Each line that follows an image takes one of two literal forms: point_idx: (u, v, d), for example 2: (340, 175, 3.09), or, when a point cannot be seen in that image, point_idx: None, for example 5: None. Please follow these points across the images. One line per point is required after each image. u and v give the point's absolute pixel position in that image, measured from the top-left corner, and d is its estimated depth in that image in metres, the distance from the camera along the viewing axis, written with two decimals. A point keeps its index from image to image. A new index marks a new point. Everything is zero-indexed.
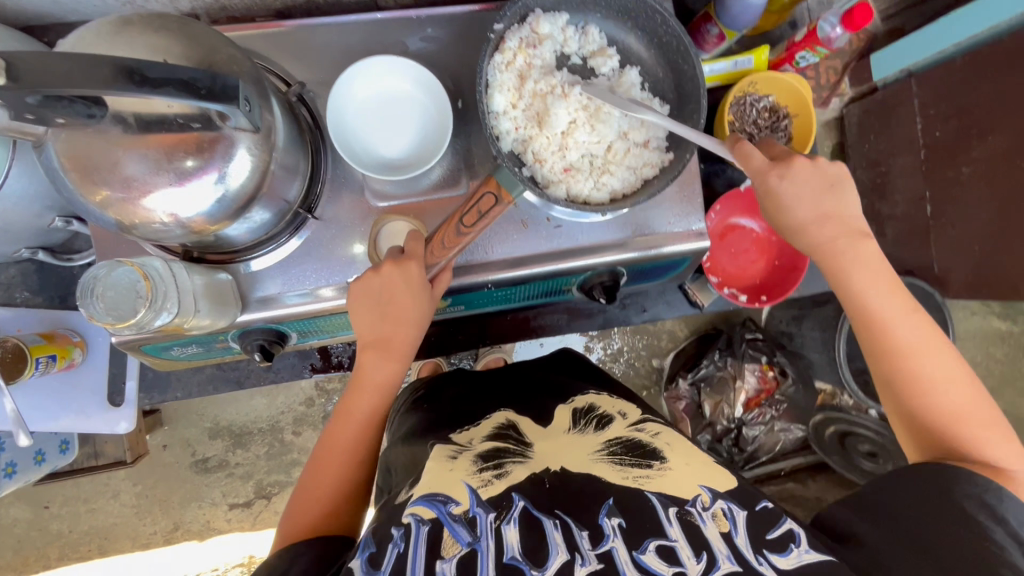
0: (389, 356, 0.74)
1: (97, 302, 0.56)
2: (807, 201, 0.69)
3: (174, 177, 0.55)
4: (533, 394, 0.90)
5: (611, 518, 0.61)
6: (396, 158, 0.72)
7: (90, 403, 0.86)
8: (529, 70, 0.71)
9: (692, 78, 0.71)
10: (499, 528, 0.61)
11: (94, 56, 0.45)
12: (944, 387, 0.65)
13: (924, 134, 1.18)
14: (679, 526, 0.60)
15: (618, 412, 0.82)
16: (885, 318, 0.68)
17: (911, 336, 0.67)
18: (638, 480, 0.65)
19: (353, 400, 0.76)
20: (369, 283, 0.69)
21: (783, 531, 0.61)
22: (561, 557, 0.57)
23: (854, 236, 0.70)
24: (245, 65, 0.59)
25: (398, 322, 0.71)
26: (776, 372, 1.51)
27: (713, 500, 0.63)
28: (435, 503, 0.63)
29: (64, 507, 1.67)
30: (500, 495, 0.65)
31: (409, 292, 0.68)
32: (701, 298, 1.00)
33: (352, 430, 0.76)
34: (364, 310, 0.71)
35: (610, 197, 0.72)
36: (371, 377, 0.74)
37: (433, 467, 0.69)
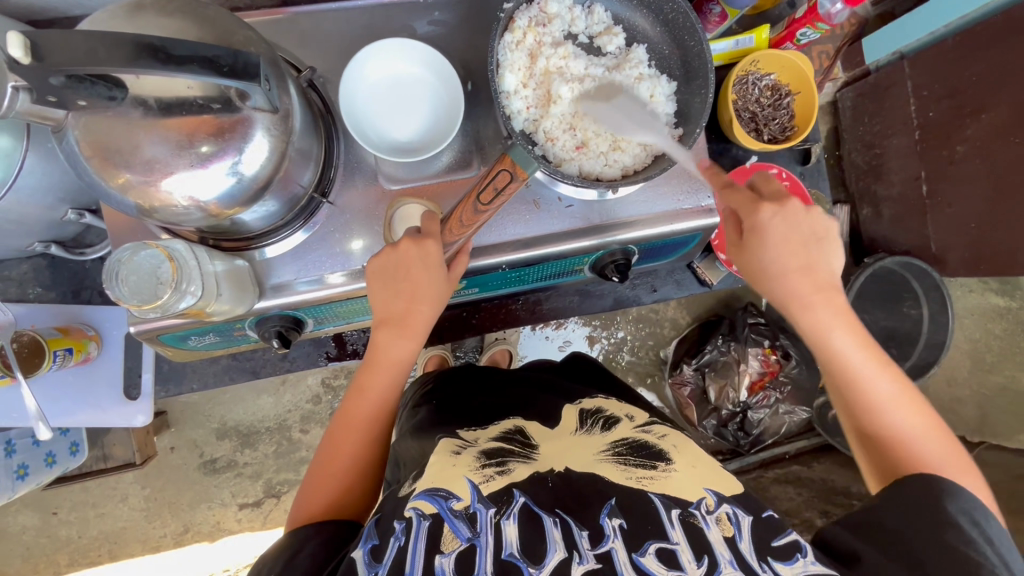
0: (405, 333, 0.73)
1: (122, 285, 0.57)
2: (787, 250, 0.69)
3: (196, 159, 0.55)
4: (537, 393, 0.91)
5: (612, 519, 0.62)
6: (407, 141, 0.73)
7: (106, 397, 0.86)
8: (540, 48, 0.72)
9: (698, 54, 0.71)
10: (499, 523, 0.62)
11: (116, 35, 0.45)
12: (922, 444, 0.66)
13: (917, 115, 1.19)
14: (681, 529, 0.61)
15: (625, 414, 0.84)
16: (861, 375, 0.68)
17: (886, 392, 0.68)
18: (641, 480, 0.67)
19: (369, 376, 0.76)
20: (387, 259, 0.69)
21: (788, 539, 0.61)
22: (559, 555, 0.58)
23: (830, 288, 0.70)
24: (261, 46, 0.59)
25: (413, 300, 0.71)
26: (778, 355, 1.53)
27: (718, 504, 0.65)
28: (437, 498, 0.64)
29: (72, 513, 1.66)
30: (501, 489, 0.66)
31: (426, 269, 0.69)
32: (709, 277, 0.99)
33: (368, 403, 0.76)
34: (379, 286, 0.71)
35: (621, 173, 0.72)
36: (388, 354, 0.75)
37: (435, 463, 0.70)
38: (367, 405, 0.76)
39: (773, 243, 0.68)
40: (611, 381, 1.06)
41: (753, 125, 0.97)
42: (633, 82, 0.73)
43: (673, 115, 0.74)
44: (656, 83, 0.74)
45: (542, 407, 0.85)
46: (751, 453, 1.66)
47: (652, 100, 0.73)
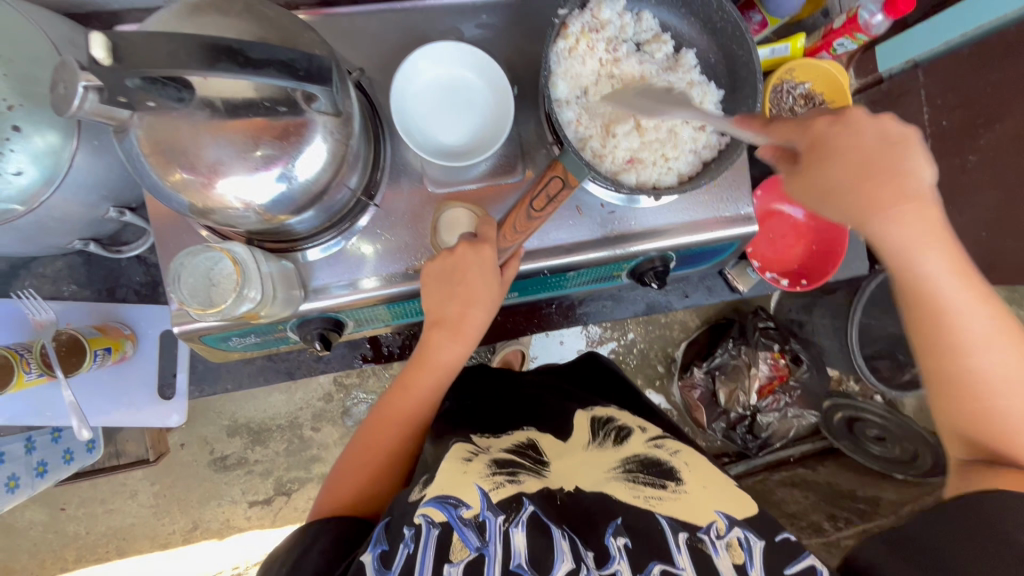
0: (456, 336, 0.74)
1: (183, 287, 0.56)
2: (853, 161, 0.53)
3: (259, 163, 0.55)
4: (550, 399, 0.89)
5: (617, 539, 0.63)
6: (455, 146, 0.72)
7: (140, 396, 0.86)
8: (593, 53, 0.72)
9: (746, 64, 0.71)
10: (507, 530, 0.62)
11: (194, 37, 0.44)
12: (1006, 393, 0.57)
13: (929, 124, 1.18)
14: (688, 555, 0.61)
15: (636, 424, 0.83)
16: (949, 305, 0.57)
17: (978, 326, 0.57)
18: (648, 500, 0.67)
19: (413, 376, 0.76)
20: (444, 262, 0.70)
21: (801, 566, 0.61)
22: (566, 565, 0.60)
23: (908, 206, 0.54)
24: (325, 49, 0.59)
25: (466, 302, 0.71)
26: (788, 359, 1.53)
27: (729, 528, 0.64)
28: (446, 506, 0.63)
29: (80, 508, 1.64)
30: (509, 496, 0.66)
31: (482, 275, 0.70)
32: (739, 284, 0.99)
33: (410, 401, 0.76)
34: (434, 289, 0.71)
35: (678, 180, 0.72)
36: (436, 356, 0.75)
37: (446, 469, 0.68)
38: (409, 403, 0.76)
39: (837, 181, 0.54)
40: (627, 389, 1.04)
41: None
42: (685, 87, 0.74)
43: (720, 123, 0.74)
44: (706, 90, 0.74)
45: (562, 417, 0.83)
46: (757, 456, 1.66)
47: (702, 108, 0.73)
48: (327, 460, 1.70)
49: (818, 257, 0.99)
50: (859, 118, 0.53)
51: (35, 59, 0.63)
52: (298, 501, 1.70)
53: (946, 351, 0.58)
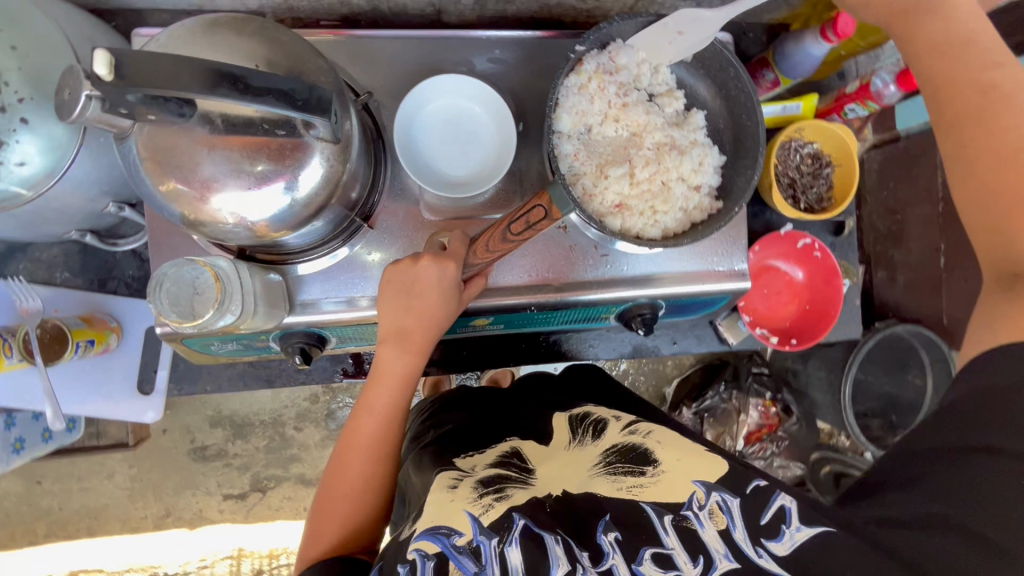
0: (408, 347, 0.72)
1: (163, 296, 0.55)
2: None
3: (252, 180, 0.56)
4: (527, 409, 0.86)
5: (608, 533, 0.59)
6: (454, 176, 0.73)
7: (120, 389, 0.86)
8: (604, 93, 0.73)
9: (752, 134, 0.72)
10: (503, 550, 0.58)
11: (198, 60, 0.45)
12: None
13: (944, 187, 1.19)
14: (675, 535, 0.59)
15: (610, 414, 0.80)
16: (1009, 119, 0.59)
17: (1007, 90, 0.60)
18: (631, 489, 0.64)
19: (371, 394, 0.74)
20: (404, 272, 0.68)
21: (773, 513, 0.60)
22: (562, 569, 0.56)
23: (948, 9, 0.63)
24: (330, 75, 0.60)
25: (423, 316, 0.69)
26: (779, 409, 1.54)
27: (708, 495, 0.62)
28: (438, 537, 0.59)
29: (56, 484, 1.63)
30: (501, 515, 0.61)
31: (438, 291, 0.68)
32: (730, 336, 0.99)
33: (375, 420, 0.74)
34: (390, 299, 0.70)
35: (662, 235, 0.73)
36: (388, 369, 0.74)
37: (433, 502, 0.65)
38: (372, 422, 0.74)
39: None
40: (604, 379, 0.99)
41: (790, 192, 0.97)
42: (687, 145, 0.75)
43: (715, 186, 0.75)
44: (707, 152, 0.75)
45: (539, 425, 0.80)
46: None
47: (701, 167, 0.74)
48: (306, 460, 1.71)
49: (811, 317, 0.98)
50: None
51: (50, 53, 0.64)
52: (273, 498, 1.70)
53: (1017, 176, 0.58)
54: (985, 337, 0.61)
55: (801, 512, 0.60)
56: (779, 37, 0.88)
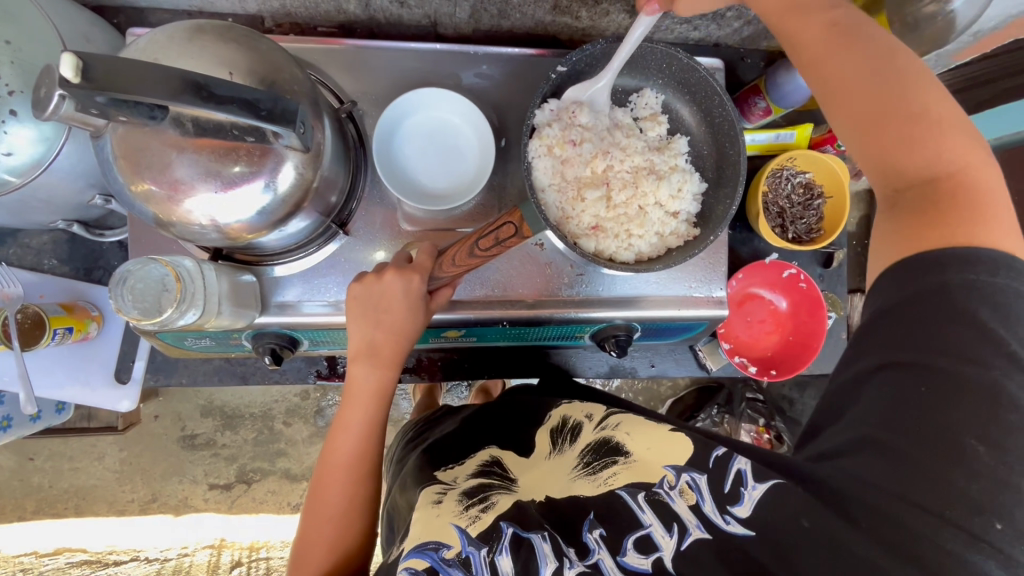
0: (379, 363, 0.71)
1: (127, 294, 0.56)
2: None
3: (219, 184, 0.56)
4: (502, 415, 0.86)
5: (593, 531, 0.59)
6: (433, 188, 0.73)
7: (97, 376, 0.88)
8: (572, 156, 0.72)
9: (734, 163, 0.72)
10: (493, 559, 0.57)
11: (166, 67, 0.47)
12: (944, 141, 0.54)
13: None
14: (651, 511, 0.59)
15: (584, 414, 0.78)
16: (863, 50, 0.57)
17: (838, 25, 0.59)
18: (608, 481, 0.64)
19: (345, 411, 0.72)
20: (370, 287, 0.68)
21: (732, 478, 0.60)
22: (551, 566, 0.56)
23: None
24: (304, 84, 0.61)
25: (392, 330, 0.69)
26: (772, 436, 1.47)
27: (678, 476, 0.62)
28: (426, 553, 0.58)
29: (49, 461, 1.66)
30: (488, 526, 0.61)
31: (405, 302, 0.68)
32: (710, 362, 1.00)
33: (351, 438, 0.72)
34: (357, 316, 0.69)
35: (636, 258, 0.73)
36: (361, 385, 0.72)
37: (420, 519, 0.64)
38: (350, 442, 0.71)
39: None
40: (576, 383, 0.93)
41: (779, 221, 0.95)
42: (666, 170, 0.75)
43: (695, 213, 0.75)
44: (687, 177, 0.75)
45: (517, 434, 0.80)
46: None
47: (680, 194, 0.74)
48: (292, 455, 1.73)
49: (792, 348, 0.97)
50: None
51: (44, 50, 0.66)
52: (258, 491, 1.72)
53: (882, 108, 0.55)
54: (883, 254, 0.58)
55: (756, 471, 0.60)
56: (773, 64, 0.86)
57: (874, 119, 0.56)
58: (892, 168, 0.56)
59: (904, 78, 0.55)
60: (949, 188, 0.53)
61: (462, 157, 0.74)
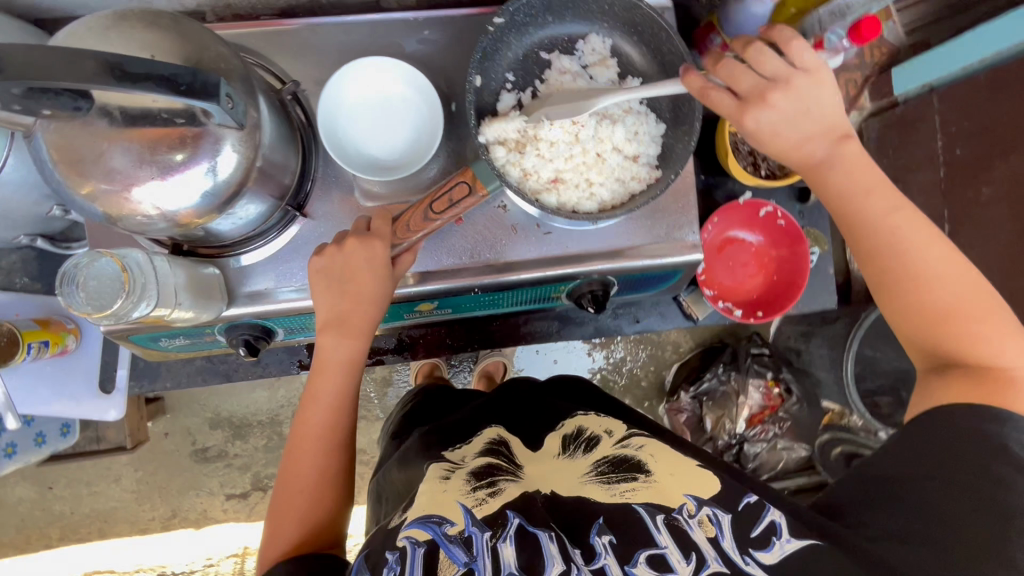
0: (347, 333, 0.70)
1: (78, 291, 0.56)
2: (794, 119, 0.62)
3: (158, 170, 0.55)
4: (501, 409, 0.87)
5: (602, 536, 0.58)
6: (386, 160, 0.73)
7: (81, 389, 0.88)
8: (529, 131, 0.70)
9: (689, 99, 0.70)
10: (495, 546, 0.57)
11: (76, 50, 0.46)
12: (994, 342, 0.60)
13: (943, 152, 1.16)
14: (668, 534, 0.58)
15: (602, 429, 0.76)
16: (916, 263, 0.62)
17: (910, 232, 0.62)
18: (625, 494, 0.63)
19: (315, 383, 0.72)
20: (332, 260, 0.67)
21: (764, 526, 0.59)
22: (557, 568, 0.55)
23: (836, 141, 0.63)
24: (233, 63, 0.60)
25: (358, 299, 0.68)
26: (782, 389, 1.49)
27: (699, 507, 0.61)
28: (430, 524, 0.59)
29: (67, 489, 1.69)
30: (495, 512, 0.61)
31: (370, 271, 0.67)
32: (695, 312, 0.97)
33: (320, 410, 0.72)
34: (322, 289, 0.68)
35: (599, 207, 0.71)
36: (332, 357, 0.71)
37: (426, 490, 0.65)
38: (319, 413, 0.72)
39: (776, 131, 0.62)
40: (590, 392, 0.97)
41: (750, 160, 0.93)
42: (621, 113, 0.72)
43: (656, 156, 0.73)
44: (643, 119, 0.72)
45: (527, 426, 0.81)
46: None
47: (636, 137, 0.72)
48: None
49: (776, 288, 0.95)
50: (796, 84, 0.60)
51: None
52: None
53: (940, 317, 0.62)
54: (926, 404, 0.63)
55: (791, 525, 0.59)
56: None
57: (935, 314, 0.62)
58: (947, 353, 0.61)
59: (953, 290, 0.61)
60: (1003, 376, 0.59)
61: (415, 129, 0.73)
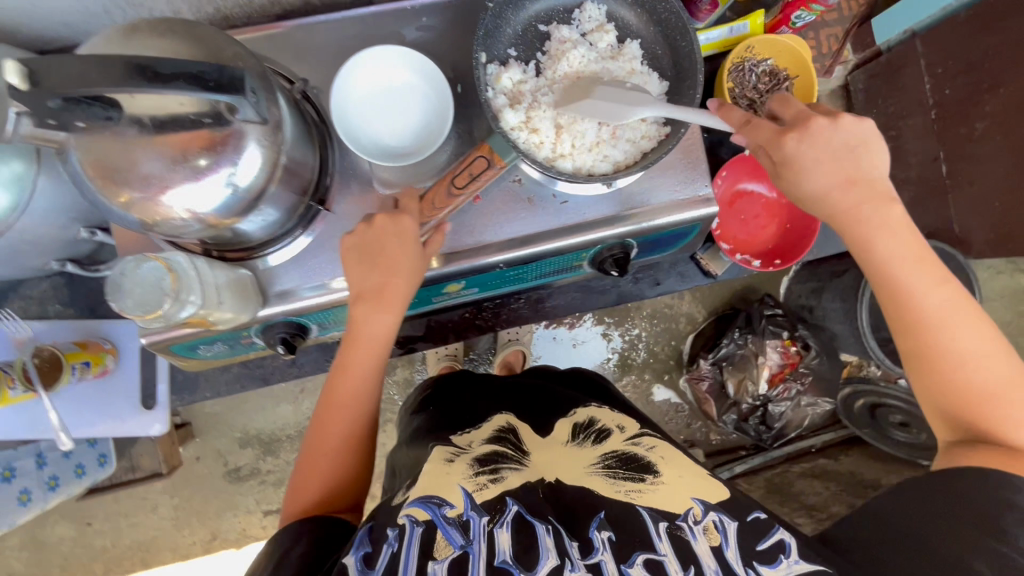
0: (380, 306, 0.71)
1: (127, 298, 0.57)
2: (828, 167, 0.63)
3: (190, 174, 0.57)
4: (503, 392, 0.90)
5: (601, 531, 0.60)
6: (399, 146, 0.74)
7: (125, 409, 0.89)
8: (536, 103, 0.72)
9: (689, 53, 0.72)
10: (492, 530, 0.60)
11: (105, 57, 0.47)
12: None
13: (932, 93, 1.16)
14: (669, 542, 0.59)
15: (614, 423, 0.79)
16: (949, 342, 0.62)
17: (952, 308, 0.62)
18: (629, 493, 0.64)
19: (349, 353, 0.73)
20: (364, 236, 0.69)
21: (774, 541, 0.60)
22: (551, 562, 0.57)
23: (882, 198, 0.64)
24: (250, 61, 0.61)
25: (390, 271, 0.69)
26: (799, 347, 1.49)
27: (705, 513, 0.62)
28: (430, 505, 0.62)
29: (106, 523, 1.70)
30: (495, 497, 0.64)
31: (402, 246, 0.69)
32: (713, 268, 0.98)
33: (353, 380, 0.73)
34: (354, 263, 0.70)
35: (614, 167, 0.73)
36: (367, 329, 0.72)
37: (429, 471, 0.68)
38: (351, 382, 0.73)
39: (814, 162, 0.63)
40: (597, 384, 1.01)
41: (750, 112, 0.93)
42: (625, 74, 0.74)
43: (663, 113, 0.74)
44: (647, 79, 0.74)
45: (536, 412, 0.82)
46: (775, 449, 1.64)
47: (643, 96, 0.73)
48: None
49: (790, 237, 0.97)
50: (833, 129, 0.63)
51: None
52: None
53: (971, 399, 0.61)
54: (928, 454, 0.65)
55: (801, 547, 0.60)
56: None
57: (968, 396, 0.61)
58: (978, 432, 0.61)
59: (991, 376, 0.61)
60: None
61: (427, 115, 0.75)
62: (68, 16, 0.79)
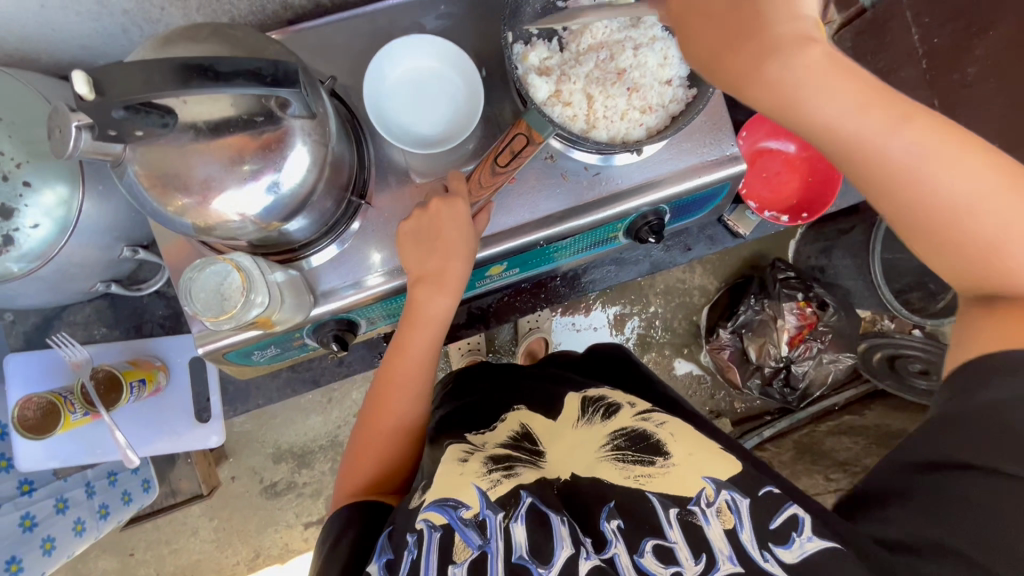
0: (441, 290, 0.72)
1: (201, 301, 0.60)
2: (710, 26, 0.50)
3: (247, 176, 0.58)
4: (519, 380, 0.88)
5: (612, 521, 0.62)
6: (432, 133, 0.75)
7: (181, 423, 0.96)
8: (565, 76, 0.73)
9: None
10: (508, 526, 0.61)
11: (166, 60, 0.48)
12: None
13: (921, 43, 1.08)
14: (679, 528, 0.60)
15: (626, 399, 0.78)
16: (941, 191, 0.52)
17: (932, 150, 0.51)
18: (639, 479, 0.65)
19: (408, 335, 0.75)
20: (419, 221, 0.71)
21: (784, 518, 0.61)
22: (566, 551, 0.58)
23: (796, 42, 0.48)
24: (291, 59, 0.62)
25: (447, 256, 0.71)
26: (815, 307, 1.49)
27: (717, 493, 0.63)
28: (447, 508, 0.62)
29: (149, 551, 1.70)
30: (508, 492, 0.64)
31: (457, 229, 0.70)
32: (740, 227, 1.00)
33: (409, 365, 0.75)
34: (413, 247, 0.72)
35: (647, 134, 0.74)
36: (427, 310, 0.73)
37: (444, 471, 0.67)
38: (408, 363, 0.75)
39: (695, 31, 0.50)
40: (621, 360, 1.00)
41: None
42: (648, 42, 0.74)
43: (687, 76, 0.75)
44: (669, 44, 0.74)
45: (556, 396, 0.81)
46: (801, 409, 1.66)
47: (668, 61, 0.74)
48: None
49: (814, 189, 0.99)
50: None
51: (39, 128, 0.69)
52: None
53: (978, 254, 0.54)
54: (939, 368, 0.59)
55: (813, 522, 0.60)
56: None
57: (977, 247, 0.54)
58: (990, 288, 0.55)
59: (999, 219, 0.52)
60: None
61: (457, 100, 0.75)
62: (87, 39, 0.79)
